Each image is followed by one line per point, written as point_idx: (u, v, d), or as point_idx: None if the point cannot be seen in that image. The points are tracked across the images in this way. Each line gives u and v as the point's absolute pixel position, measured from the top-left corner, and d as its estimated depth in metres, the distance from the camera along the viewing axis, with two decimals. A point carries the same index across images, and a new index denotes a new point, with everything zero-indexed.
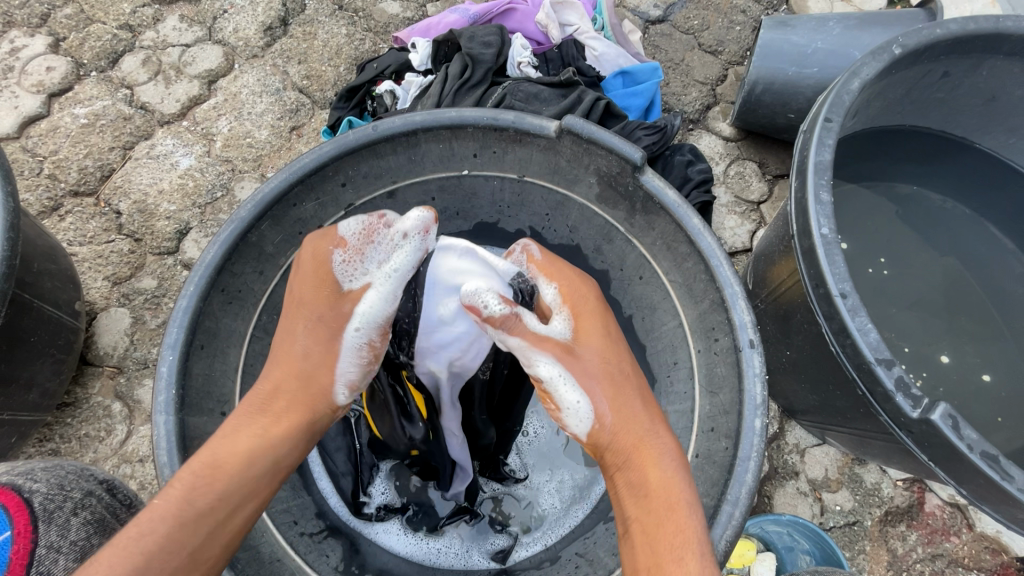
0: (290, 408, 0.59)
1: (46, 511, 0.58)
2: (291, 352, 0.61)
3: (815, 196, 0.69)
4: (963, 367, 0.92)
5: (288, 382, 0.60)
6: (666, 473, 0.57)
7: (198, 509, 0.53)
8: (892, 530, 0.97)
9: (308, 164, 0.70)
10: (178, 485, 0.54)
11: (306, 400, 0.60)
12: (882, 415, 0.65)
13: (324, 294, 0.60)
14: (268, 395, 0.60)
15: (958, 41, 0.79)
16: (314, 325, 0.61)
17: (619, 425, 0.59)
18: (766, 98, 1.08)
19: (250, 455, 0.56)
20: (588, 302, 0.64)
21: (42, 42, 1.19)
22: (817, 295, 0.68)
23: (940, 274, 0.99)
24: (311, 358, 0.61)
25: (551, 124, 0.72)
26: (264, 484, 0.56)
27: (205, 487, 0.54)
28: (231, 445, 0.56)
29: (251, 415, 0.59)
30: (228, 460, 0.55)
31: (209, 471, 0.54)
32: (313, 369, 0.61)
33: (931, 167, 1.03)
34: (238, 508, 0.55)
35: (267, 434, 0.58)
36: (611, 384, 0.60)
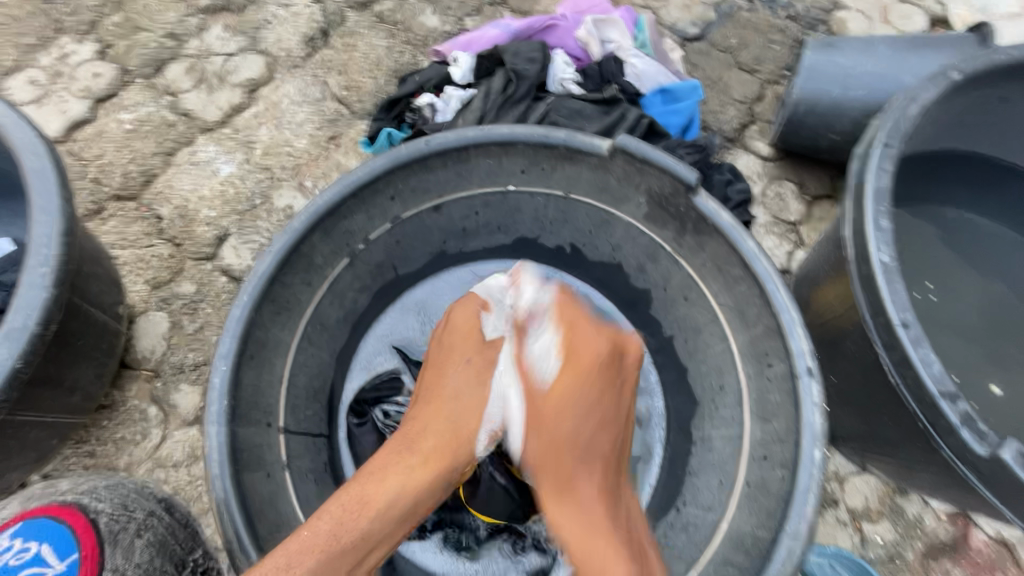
0: (435, 453, 0.65)
1: (111, 533, 0.55)
2: (443, 392, 0.70)
3: (873, 222, 0.68)
4: (1015, 399, 0.89)
5: (440, 424, 0.67)
6: (574, 521, 0.63)
7: (343, 546, 0.55)
8: (935, 565, 0.94)
9: (361, 177, 0.70)
10: (325, 519, 0.56)
11: (453, 442, 0.66)
12: (944, 449, 0.63)
13: (472, 342, 0.73)
14: (415, 436, 0.66)
15: (1017, 67, 0.78)
16: (468, 367, 0.72)
17: (544, 458, 0.67)
18: (809, 120, 1.07)
19: (395, 497, 0.60)
20: (582, 355, 0.69)
21: (91, 49, 1.22)
22: (875, 323, 0.66)
23: (991, 303, 0.96)
24: (461, 400, 0.70)
25: (603, 141, 0.72)
26: (400, 526, 0.60)
27: (354, 520, 0.57)
28: (378, 484, 0.60)
29: (401, 453, 0.64)
30: (376, 498, 0.59)
31: (358, 505, 0.58)
32: (461, 413, 0.69)
33: (980, 192, 1.01)
34: (374, 550, 0.58)
35: (414, 474, 0.62)
36: (557, 438, 0.66)
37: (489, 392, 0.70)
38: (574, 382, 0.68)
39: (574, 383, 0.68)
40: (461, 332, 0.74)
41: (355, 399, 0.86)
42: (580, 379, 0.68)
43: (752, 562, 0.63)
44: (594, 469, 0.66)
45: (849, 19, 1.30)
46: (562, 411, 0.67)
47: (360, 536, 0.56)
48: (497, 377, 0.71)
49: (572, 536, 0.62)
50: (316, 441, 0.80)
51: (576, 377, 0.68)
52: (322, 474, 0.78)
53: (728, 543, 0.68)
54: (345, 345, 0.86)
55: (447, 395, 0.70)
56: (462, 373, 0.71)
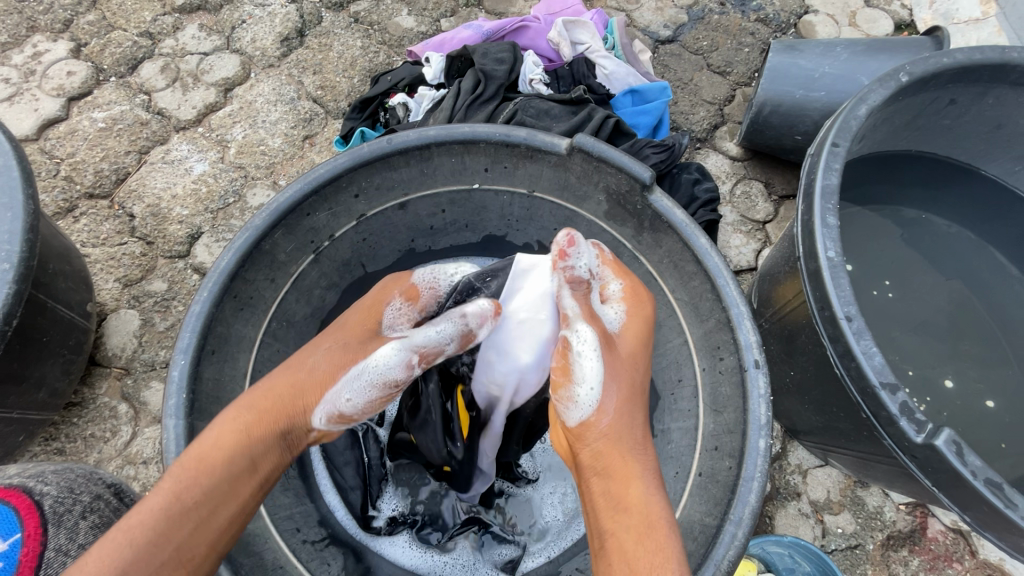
0: (273, 410, 0.61)
1: (56, 514, 0.57)
2: (302, 364, 0.64)
3: (821, 219, 0.70)
4: (967, 392, 0.92)
5: (283, 387, 0.62)
6: (646, 492, 0.58)
7: (185, 505, 0.54)
8: (893, 555, 0.96)
9: (323, 175, 0.72)
10: (169, 479, 0.56)
11: (292, 407, 0.61)
12: (886, 439, 0.66)
13: (362, 329, 0.66)
14: (256, 395, 0.61)
15: (964, 70, 0.80)
16: (330, 346, 0.65)
17: (614, 428, 0.62)
18: (773, 120, 1.10)
19: (232, 455, 0.57)
20: (643, 313, 0.70)
21: (65, 47, 1.22)
22: (822, 317, 0.69)
23: (945, 299, 0.99)
24: (314, 372, 0.63)
25: (562, 141, 0.74)
26: (242, 487, 0.57)
27: (191, 481, 0.55)
28: (215, 443, 0.58)
29: (240, 409, 0.60)
30: (212, 455, 0.57)
31: (194, 465, 0.56)
32: (307, 381, 0.62)
33: (938, 192, 1.03)
34: (218, 509, 0.56)
35: (249, 431, 0.59)
36: (630, 393, 0.64)
37: (342, 376, 0.62)
38: (637, 346, 0.68)
39: (638, 346, 0.68)
40: (360, 318, 0.68)
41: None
42: (642, 343, 0.68)
43: (700, 548, 0.65)
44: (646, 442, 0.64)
45: (818, 23, 1.33)
46: (632, 368, 0.66)
47: (201, 494, 0.55)
48: (355, 373, 0.62)
49: (632, 512, 0.57)
50: None
51: (639, 337, 0.68)
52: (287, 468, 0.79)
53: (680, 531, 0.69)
54: None
55: (299, 365, 0.64)
56: (332, 350, 0.64)
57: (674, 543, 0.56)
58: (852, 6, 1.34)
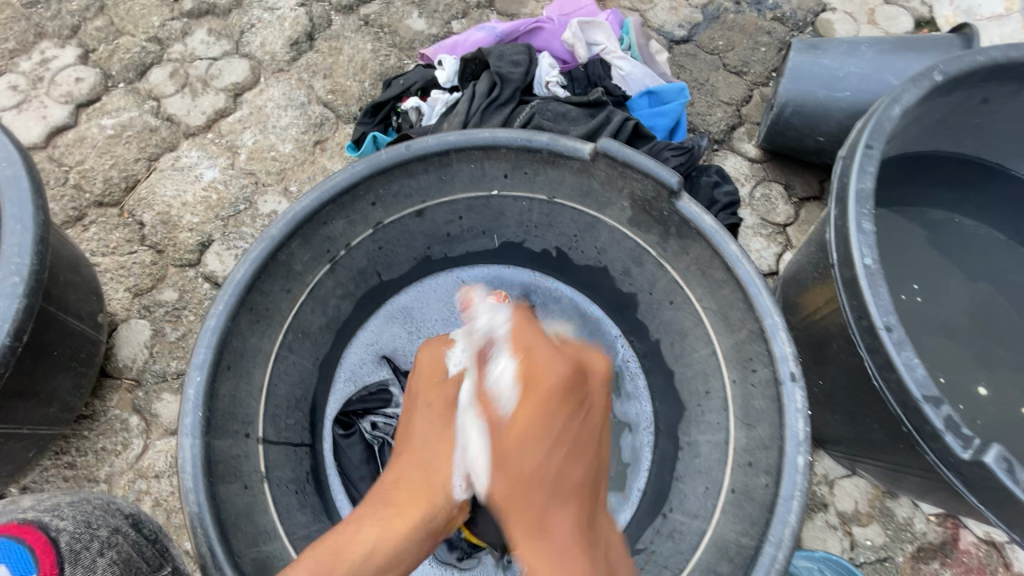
0: (410, 500, 0.63)
1: (73, 552, 0.54)
2: (413, 441, 0.69)
3: (857, 224, 0.67)
4: (1002, 400, 0.89)
5: (410, 474, 0.65)
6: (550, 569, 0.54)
7: None
8: (925, 568, 0.94)
9: (341, 183, 0.70)
10: (299, 570, 0.56)
11: (427, 492, 0.64)
12: (929, 454, 0.63)
13: (434, 382, 0.74)
14: (390, 489, 0.65)
15: (999, 68, 0.78)
16: (431, 411, 0.70)
17: (508, 501, 0.59)
18: (795, 120, 1.07)
19: (368, 553, 0.58)
20: (544, 376, 0.63)
21: (73, 53, 1.20)
22: (859, 326, 0.66)
23: (977, 303, 0.96)
24: (428, 444, 0.68)
25: (585, 146, 0.71)
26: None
27: (326, 573, 0.55)
28: (354, 536, 0.59)
29: (379, 506, 0.63)
30: (351, 550, 0.58)
31: (331, 556, 0.57)
32: (430, 454, 0.67)
33: (967, 193, 1.00)
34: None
35: (390, 524, 0.60)
36: (518, 470, 0.59)
37: (454, 430, 0.67)
38: (539, 414, 0.61)
39: (536, 414, 0.61)
40: (427, 375, 0.75)
41: (340, 411, 0.85)
42: (541, 409, 0.61)
43: (736, 569, 0.62)
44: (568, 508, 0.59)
45: (836, 21, 1.30)
46: (525, 446, 0.60)
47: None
48: (461, 414, 0.68)
49: None
50: (298, 450, 0.79)
51: (536, 401, 0.62)
52: (304, 485, 0.77)
53: (713, 550, 0.67)
54: (329, 352, 0.85)
55: (417, 443, 0.69)
56: (429, 419, 0.70)
57: None
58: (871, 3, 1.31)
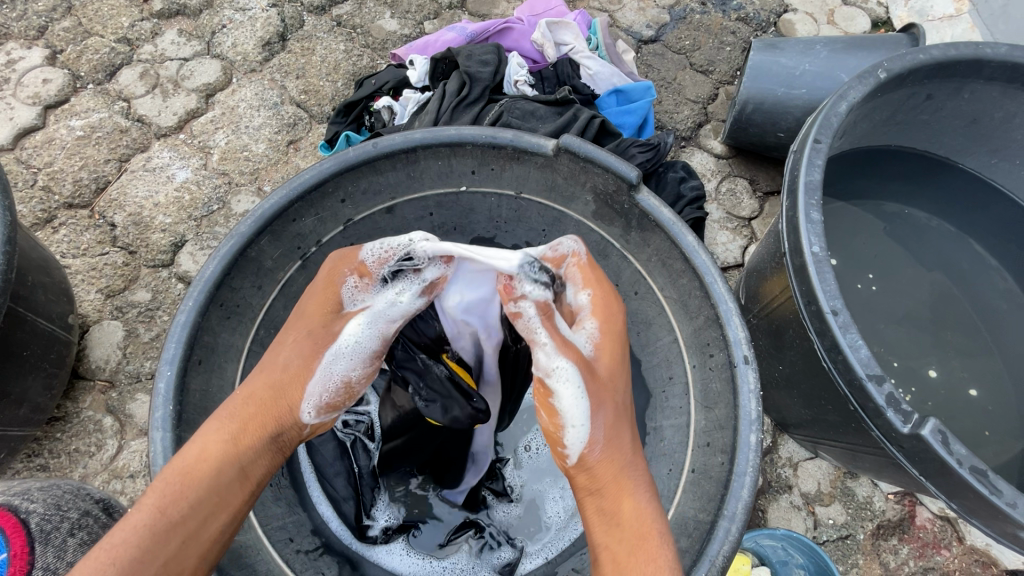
0: (257, 416, 0.59)
1: (42, 532, 0.55)
2: (274, 362, 0.61)
3: (805, 215, 0.71)
4: (951, 381, 0.94)
5: (260, 391, 0.60)
6: (639, 506, 0.58)
7: (170, 520, 0.53)
8: (884, 544, 0.98)
9: (308, 180, 0.71)
10: (153, 495, 0.54)
11: (276, 409, 0.60)
12: (874, 430, 0.67)
13: (324, 311, 0.64)
14: (238, 400, 0.59)
15: (940, 66, 0.82)
16: (299, 335, 0.62)
17: (608, 453, 0.60)
18: (756, 117, 1.11)
19: (219, 465, 0.56)
20: (616, 330, 0.65)
21: (39, 55, 1.19)
22: (809, 311, 0.70)
23: (928, 290, 1.01)
24: (288, 369, 0.60)
25: (548, 142, 0.74)
26: (234, 494, 0.56)
27: (175, 494, 0.54)
28: (200, 453, 0.56)
29: (224, 418, 0.58)
30: (200, 466, 0.55)
31: (180, 476, 0.54)
32: (282, 374, 0.60)
33: (919, 185, 1.05)
34: (207, 521, 0.54)
35: (235, 441, 0.57)
36: (615, 414, 0.62)
37: (318, 366, 0.60)
38: (615, 356, 0.64)
39: (616, 357, 0.64)
40: (315, 300, 0.65)
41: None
42: (616, 355, 0.64)
43: (694, 544, 0.65)
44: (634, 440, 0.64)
45: (797, 22, 1.34)
46: (615, 386, 0.63)
47: (188, 508, 0.54)
48: (332, 354, 0.61)
49: (631, 529, 0.57)
50: None
51: (614, 351, 0.64)
52: (278, 478, 0.78)
53: (674, 528, 0.70)
54: None
55: (274, 359, 0.61)
56: (298, 342, 0.61)
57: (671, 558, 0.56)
58: (830, 4, 1.36)
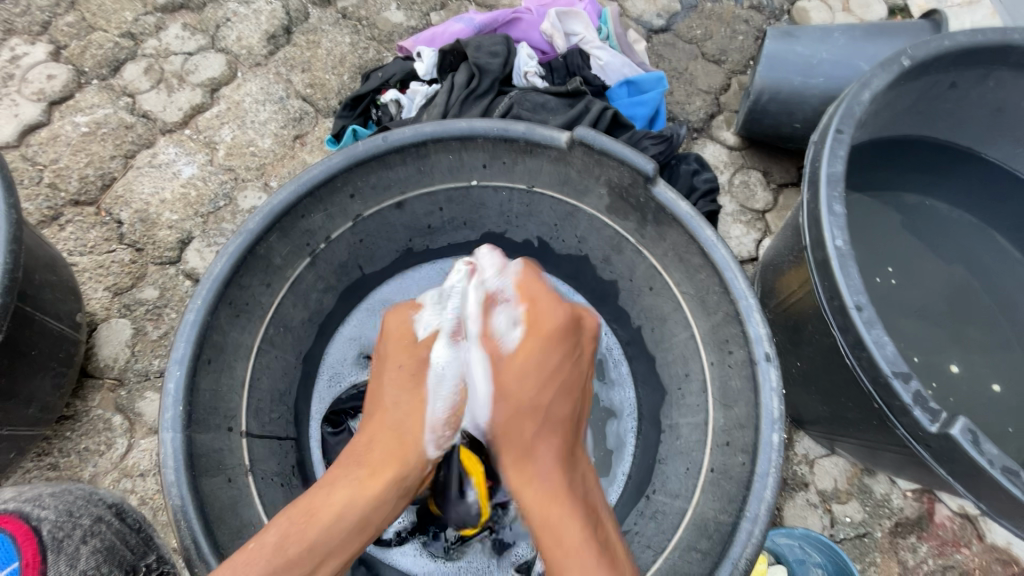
0: (382, 463, 0.63)
1: (55, 540, 0.54)
2: (384, 403, 0.67)
3: (828, 207, 0.69)
4: (973, 377, 0.92)
5: (383, 437, 0.65)
6: (543, 494, 0.62)
7: (290, 556, 0.56)
8: (902, 541, 0.96)
9: (317, 175, 0.70)
10: (276, 529, 0.58)
11: (401, 453, 0.64)
12: (899, 428, 0.65)
13: (405, 345, 0.69)
14: (362, 449, 0.64)
15: (967, 52, 0.79)
16: (400, 372, 0.67)
17: (509, 427, 0.65)
18: (772, 107, 1.08)
19: (343, 509, 0.59)
20: (546, 324, 0.67)
21: (43, 50, 1.18)
22: (831, 307, 0.68)
23: (949, 284, 0.99)
24: (401, 406, 0.66)
25: (562, 134, 0.72)
26: (350, 540, 0.59)
27: (299, 534, 0.57)
28: (327, 497, 0.60)
29: (351, 467, 0.63)
30: (324, 508, 0.59)
31: (304, 516, 0.59)
32: (405, 417, 0.66)
33: (940, 176, 1.02)
34: (323, 562, 0.58)
35: (361, 487, 0.61)
36: (518, 405, 0.65)
37: (426, 394, 0.66)
38: (539, 351, 0.66)
39: (538, 351, 0.66)
40: (396, 336, 0.70)
41: (330, 410, 0.86)
42: (544, 345, 0.66)
43: (714, 546, 0.63)
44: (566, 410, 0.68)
45: (812, 9, 1.31)
46: (521, 382, 0.65)
47: (306, 549, 0.57)
48: (433, 378, 0.67)
49: (536, 504, 0.61)
50: (283, 443, 0.78)
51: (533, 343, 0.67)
52: (289, 478, 0.77)
53: (693, 530, 0.68)
54: (311, 347, 0.84)
55: (388, 405, 0.67)
56: (398, 380, 0.67)
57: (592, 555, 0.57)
58: None
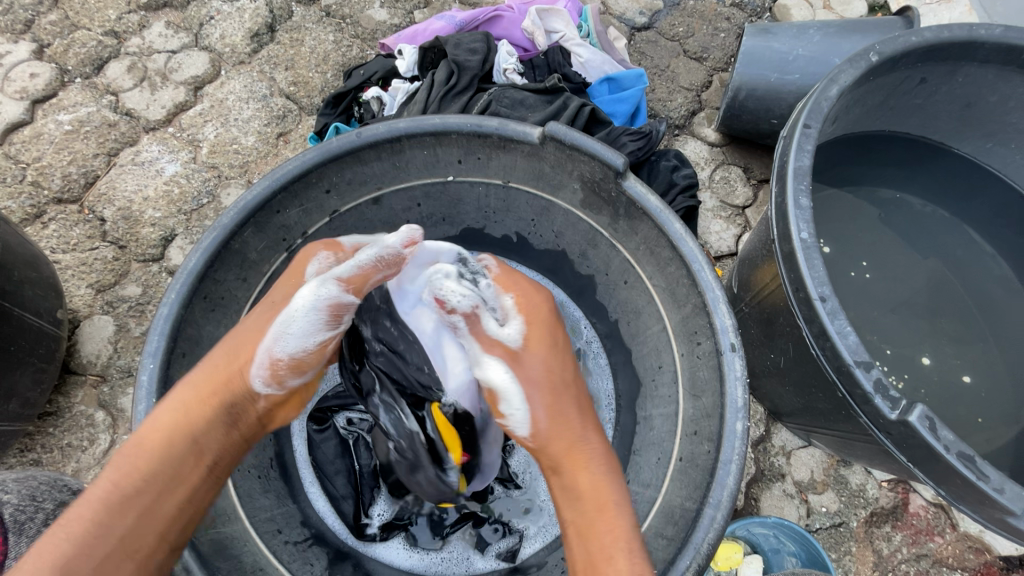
0: (207, 385, 0.58)
1: (15, 523, 0.58)
2: (233, 330, 0.63)
3: (794, 201, 0.70)
4: (944, 368, 0.93)
5: (217, 357, 0.60)
6: (596, 478, 0.62)
7: (124, 493, 0.54)
8: (877, 531, 0.98)
9: (292, 171, 0.70)
10: (110, 468, 0.55)
11: (223, 380, 0.59)
12: (862, 416, 0.66)
13: (285, 281, 0.64)
14: (196, 372, 0.60)
15: (935, 48, 0.80)
16: (260, 301, 0.63)
17: (556, 430, 0.64)
18: (749, 104, 1.10)
19: (170, 435, 0.56)
20: (539, 313, 0.69)
21: (26, 49, 1.18)
22: (797, 298, 0.69)
23: (922, 277, 1.00)
24: (243, 333, 0.61)
25: (534, 130, 0.73)
26: (184, 468, 0.56)
27: (129, 467, 0.54)
28: (155, 425, 0.57)
29: (180, 391, 0.59)
30: (152, 436, 0.56)
31: (134, 448, 0.56)
32: (238, 344, 0.60)
33: (913, 171, 1.04)
34: (159, 498, 0.55)
35: (187, 410, 0.57)
36: (554, 394, 0.65)
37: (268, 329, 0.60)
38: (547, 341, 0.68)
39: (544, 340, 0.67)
40: (290, 274, 0.66)
41: (316, 407, 0.87)
42: (548, 340, 0.68)
43: (679, 533, 0.64)
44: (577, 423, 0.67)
45: (793, 6, 1.32)
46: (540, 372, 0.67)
47: (139, 480, 0.54)
48: (284, 318, 0.60)
49: (585, 488, 0.61)
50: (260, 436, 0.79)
51: (544, 341, 0.67)
52: (266, 470, 0.78)
53: (661, 517, 0.69)
54: None
55: (237, 331, 0.62)
56: (258, 309, 0.63)
57: (627, 520, 0.59)
58: None
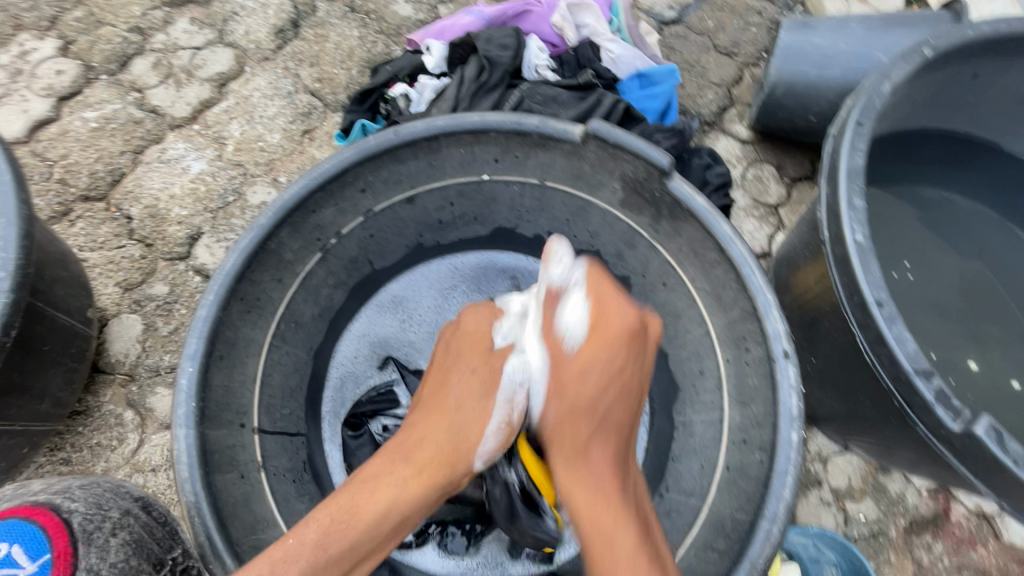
0: (432, 464, 0.63)
1: (85, 532, 0.56)
2: (445, 402, 0.67)
3: (847, 201, 0.67)
4: (992, 374, 0.90)
5: (436, 436, 0.65)
6: (596, 495, 0.60)
7: (330, 556, 0.54)
8: (917, 540, 0.95)
9: (329, 169, 0.69)
10: (315, 525, 0.55)
11: (451, 458, 0.64)
12: (920, 427, 0.64)
13: (480, 351, 0.71)
14: (410, 446, 0.64)
15: (990, 42, 0.78)
16: (472, 375, 0.69)
17: (562, 426, 0.64)
18: (786, 101, 1.07)
19: (388, 507, 0.58)
20: (614, 320, 0.63)
21: (52, 45, 1.18)
22: (850, 303, 0.66)
23: (965, 279, 0.97)
24: (464, 410, 0.67)
25: (575, 128, 0.71)
26: (389, 538, 0.59)
27: (341, 531, 0.55)
28: (371, 494, 0.59)
29: (398, 465, 0.62)
30: (368, 507, 0.57)
31: (346, 514, 0.56)
32: (463, 424, 0.66)
33: (958, 169, 1.00)
34: (357, 561, 0.57)
35: (409, 485, 0.60)
36: (573, 404, 0.63)
37: (495, 402, 0.67)
38: (601, 353, 0.63)
39: (603, 352, 0.62)
40: (472, 338, 0.72)
41: (350, 412, 0.86)
42: (613, 347, 0.63)
43: (732, 545, 0.62)
44: (607, 441, 0.64)
45: None
46: (584, 381, 0.63)
47: (347, 547, 0.55)
48: (504, 388, 0.68)
49: (584, 514, 0.59)
50: (294, 440, 0.78)
51: (604, 345, 0.63)
52: (301, 474, 0.77)
53: (709, 529, 0.68)
54: (322, 343, 0.84)
55: (450, 407, 0.67)
56: (466, 382, 0.69)
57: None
58: None
